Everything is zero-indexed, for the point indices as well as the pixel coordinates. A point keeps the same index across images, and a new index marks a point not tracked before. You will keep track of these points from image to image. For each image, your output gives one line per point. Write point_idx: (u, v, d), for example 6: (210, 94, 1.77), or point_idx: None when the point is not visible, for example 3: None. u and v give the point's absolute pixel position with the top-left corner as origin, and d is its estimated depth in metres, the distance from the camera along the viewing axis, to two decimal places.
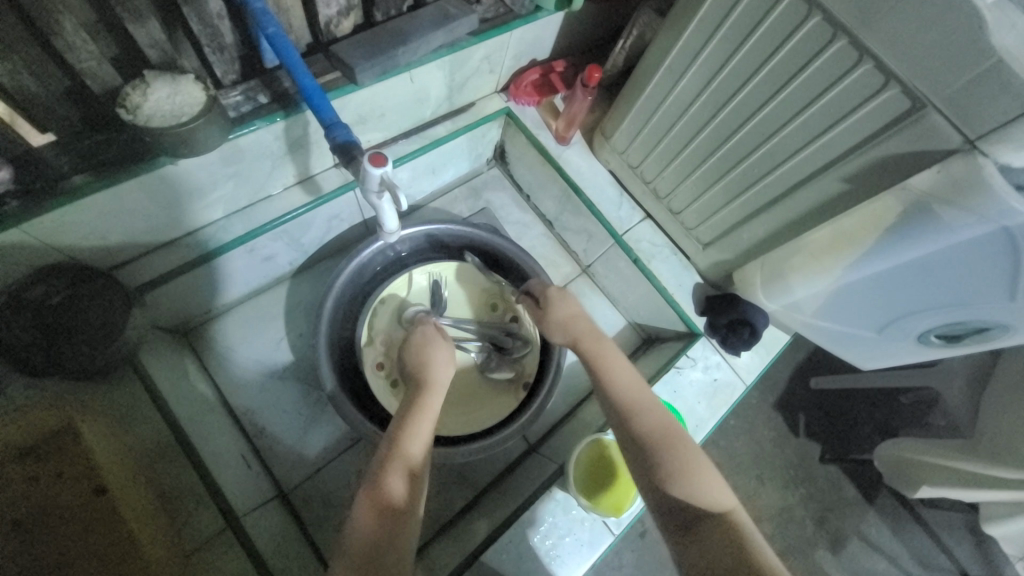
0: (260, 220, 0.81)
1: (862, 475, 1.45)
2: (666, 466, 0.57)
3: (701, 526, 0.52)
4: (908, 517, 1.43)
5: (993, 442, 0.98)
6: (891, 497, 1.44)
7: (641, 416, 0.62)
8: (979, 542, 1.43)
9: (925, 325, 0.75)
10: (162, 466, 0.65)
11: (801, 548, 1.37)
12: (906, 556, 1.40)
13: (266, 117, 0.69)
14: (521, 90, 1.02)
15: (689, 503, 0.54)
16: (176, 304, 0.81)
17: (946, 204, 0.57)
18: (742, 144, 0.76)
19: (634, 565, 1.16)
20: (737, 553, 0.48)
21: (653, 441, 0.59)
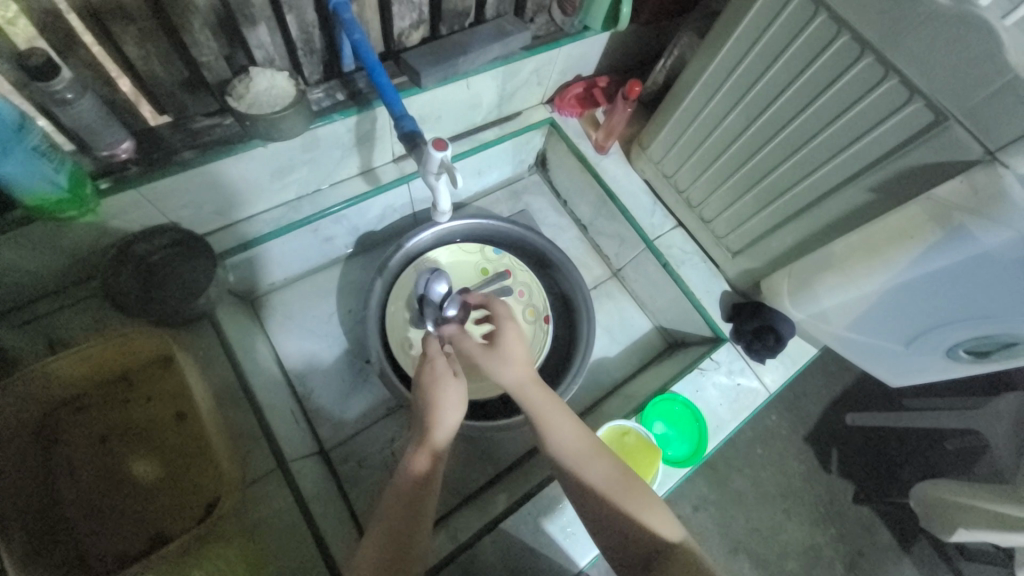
0: (325, 204, 0.92)
1: (896, 517, 1.40)
2: (620, 508, 0.58)
3: (666, 563, 0.52)
4: (945, 568, 1.36)
5: None
6: (928, 547, 1.37)
7: (595, 458, 0.61)
8: None
9: (953, 339, 0.76)
10: (230, 407, 0.73)
11: None
12: None
13: (341, 111, 0.79)
14: (565, 103, 1.09)
15: (650, 541, 0.55)
16: (248, 273, 0.91)
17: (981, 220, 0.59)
18: (771, 156, 0.81)
19: None
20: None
21: (607, 488, 0.59)
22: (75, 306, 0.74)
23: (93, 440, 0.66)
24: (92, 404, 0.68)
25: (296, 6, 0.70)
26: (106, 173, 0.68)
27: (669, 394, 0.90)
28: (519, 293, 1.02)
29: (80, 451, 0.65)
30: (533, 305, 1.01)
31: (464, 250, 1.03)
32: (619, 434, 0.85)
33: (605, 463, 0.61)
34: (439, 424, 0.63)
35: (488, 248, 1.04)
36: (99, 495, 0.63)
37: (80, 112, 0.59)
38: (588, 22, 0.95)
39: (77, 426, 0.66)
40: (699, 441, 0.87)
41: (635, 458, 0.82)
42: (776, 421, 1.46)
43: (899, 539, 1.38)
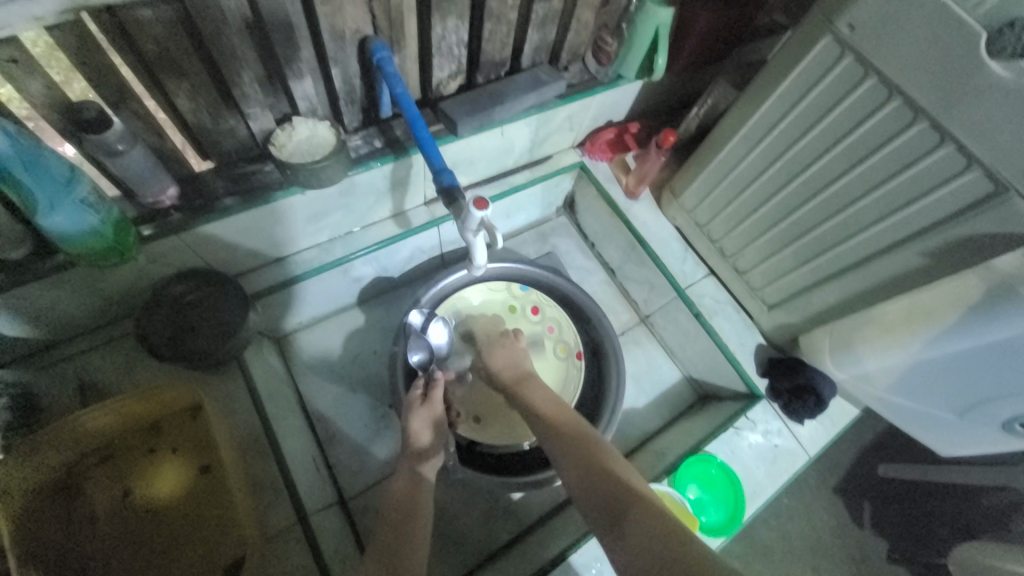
0: (356, 246, 0.92)
1: None
2: (588, 469, 0.65)
3: (625, 519, 0.57)
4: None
5: None
6: None
7: (567, 427, 0.72)
8: None
9: (1011, 413, 0.71)
10: (253, 457, 0.72)
11: None
12: None
13: (378, 159, 0.80)
14: (596, 147, 1.10)
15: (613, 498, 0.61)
16: (276, 313, 0.91)
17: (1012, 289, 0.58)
18: (813, 213, 0.78)
19: None
20: (652, 537, 0.53)
21: (578, 440, 0.69)
22: (106, 348, 0.75)
23: (116, 492, 0.65)
24: (116, 453, 0.67)
25: (341, 60, 0.71)
26: (148, 220, 0.69)
27: (703, 455, 0.86)
28: (549, 329, 1.00)
29: (105, 504, 0.64)
30: (564, 341, 1.00)
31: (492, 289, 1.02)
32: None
33: (575, 433, 0.71)
34: (420, 430, 0.77)
35: (516, 286, 1.02)
36: (117, 549, 0.62)
37: (129, 162, 0.61)
38: (623, 71, 0.96)
39: (99, 476, 0.65)
40: (735, 510, 0.82)
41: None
42: (806, 473, 1.39)
43: None
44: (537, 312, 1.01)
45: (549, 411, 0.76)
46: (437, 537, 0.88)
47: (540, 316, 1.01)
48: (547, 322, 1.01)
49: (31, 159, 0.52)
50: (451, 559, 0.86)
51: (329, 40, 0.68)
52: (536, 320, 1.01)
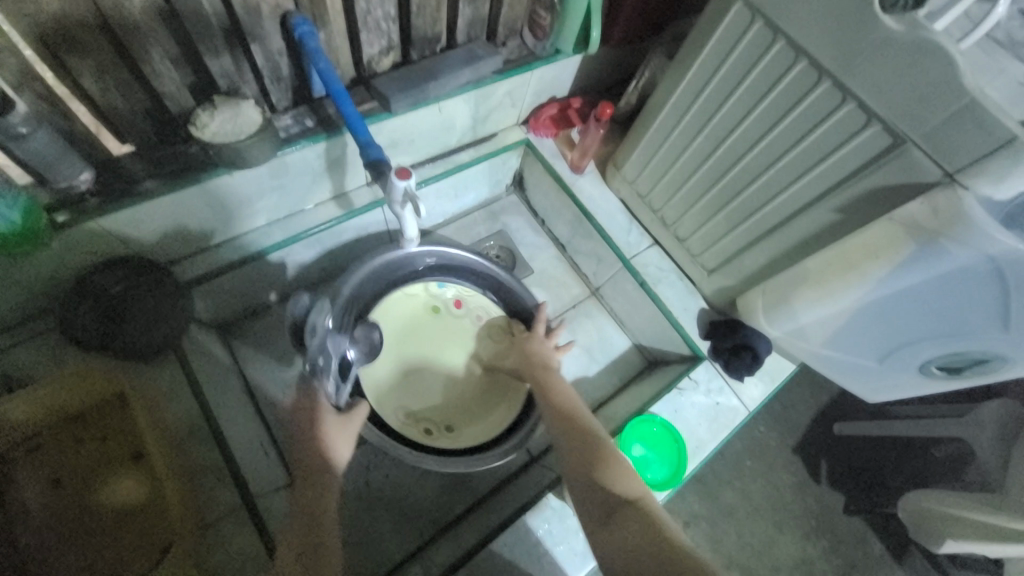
0: (295, 229, 0.90)
1: (887, 528, 1.39)
2: (594, 455, 0.66)
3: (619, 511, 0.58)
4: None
5: None
6: (920, 557, 1.36)
7: (580, 418, 0.73)
8: None
9: (925, 355, 0.76)
10: (192, 442, 0.71)
11: None
12: None
13: (309, 138, 0.79)
14: (540, 123, 1.10)
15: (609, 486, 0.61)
16: (219, 301, 0.90)
17: (945, 238, 0.60)
18: (739, 176, 0.81)
19: None
20: (645, 532, 0.54)
21: (581, 438, 0.69)
22: (30, 341, 0.72)
23: (45, 481, 0.64)
24: (45, 445, 0.65)
25: (260, 36, 0.70)
26: (64, 206, 0.67)
27: (646, 415, 0.90)
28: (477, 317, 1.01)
29: (33, 495, 0.63)
30: (494, 325, 1.01)
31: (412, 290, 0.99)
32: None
33: (581, 426, 0.71)
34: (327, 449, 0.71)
35: (434, 284, 1.00)
36: (49, 539, 0.61)
37: (33, 145, 0.58)
38: (560, 45, 0.96)
39: (28, 467, 0.64)
40: (677, 464, 0.86)
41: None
42: (764, 432, 1.45)
43: (891, 551, 1.37)
44: (461, 306, 1.01)
45: (560, 407, 0.75)
46: (395, 513, 0.89)
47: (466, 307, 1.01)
48: (473, 313, 1.01)
49: None
50: (410, 533, 0.88)
51: (243, 14, 0.66)
52: (462, 313, 1.01)
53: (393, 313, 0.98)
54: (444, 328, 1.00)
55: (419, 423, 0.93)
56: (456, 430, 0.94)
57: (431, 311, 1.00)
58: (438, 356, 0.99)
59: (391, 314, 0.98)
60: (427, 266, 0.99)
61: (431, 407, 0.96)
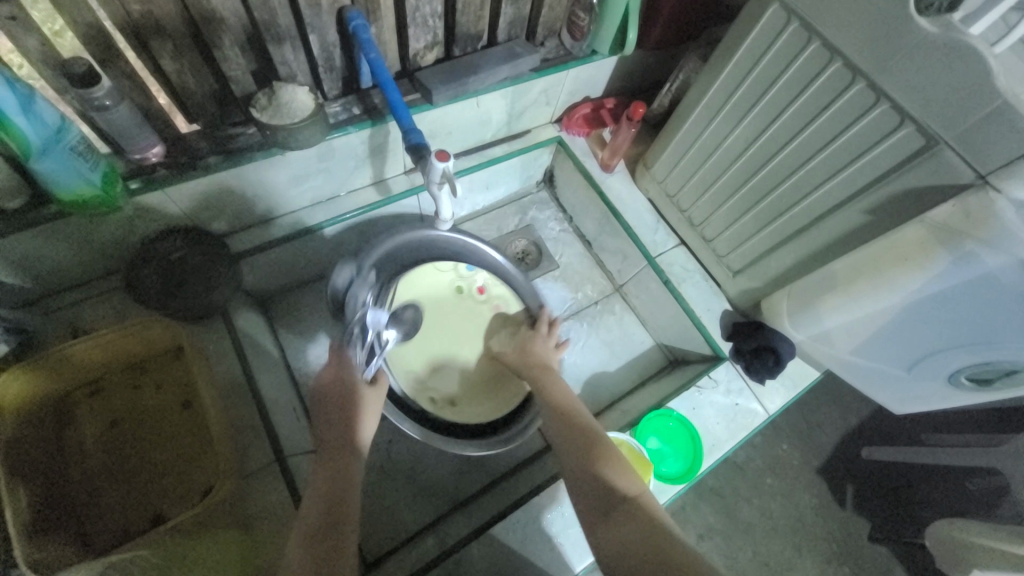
0: (337, 212, 0.96)
1: (913, 557, 1.34)
2: (594, 455, 0.64)
3: (617, 514, 0.57)
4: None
5: None
6: None
7: (579, 415, 0.71)
8: None
9: (953, 365, 0.75)
10: (233, 400, 0.77)
11: None
12: None
13: (355, 124, 0.84)
14: (572, 122, 1.13)
15: (610, 490, 0.60)
16: (264, 274, 0.96)
17: (980, 242, 0.59)
18: (768, 177, 0.82)
19: None
20: (643, 536, 0.53)
21: (580, 437, 0.67)
22: (96, 298, 0.79)
23: (105, 421, 0.72)
24: (107, 388, 0.73)
25: (319, 28, 0.75)
26: (136, 175, 0.73)
27: (663, 409, 0.91)
28: (496, 305, 0.97)
29: (93, 434, 0.70)
30: (513, 316, 0.97)
31: (435, 269, 0.94)
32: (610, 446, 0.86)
33: (581, 426, 0.69)
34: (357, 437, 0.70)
35: (459, 264, 0.96)
36: (102, 473, 0.68)
37: (115, 117, 0.65)
38: (597, 46, 1.00)
39: (90, 408, 0.72)
40: (692, 459, 0.87)
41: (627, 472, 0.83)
42: (786, 449, 1.42)
43: None
44: (484, 292, 0.97)
45: (558, 404, 0.74)
46: (413, 489, 0.92)
47: (485, 294, 0.97)
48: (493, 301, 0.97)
49: (29, 105, 0.57)
50: (427, 508, 0.92)
51: (305, 7, 0.72)
52: (482, 300, 0.96)
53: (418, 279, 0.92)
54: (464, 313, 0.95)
55: (425, 390, 0.90)
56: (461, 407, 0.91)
57: (454, 292, 0.95)
58: (454, 342, 0.94)
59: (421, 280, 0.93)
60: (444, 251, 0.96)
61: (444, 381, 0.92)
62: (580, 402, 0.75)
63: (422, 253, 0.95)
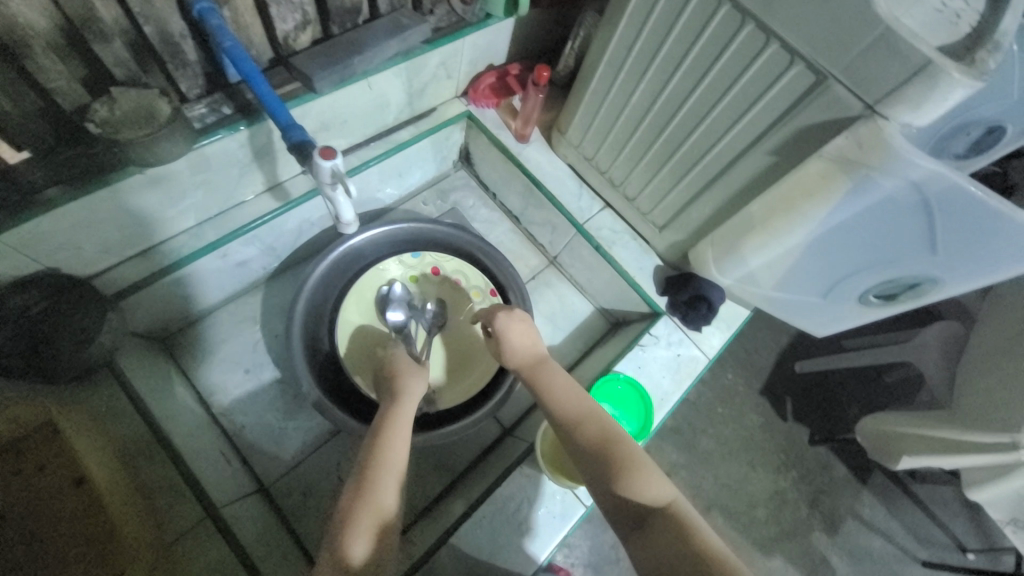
0: (230, 226, 0.85)
1: (852, 455, 1.48)
2: (616, 464, 0.61)
3: (650, 528, 0.56)
4: (900, 494, 1.45)
5: (976, 408, 0.99)
6: (882, 476, 1.46)
7: (591, 418, 0.66)
8: (976, 514, 1.44)
9: (862, 286, 0.80)
10: (142, 461, 0.68)
11: (797, 529, 1.40)
12: (901, 531, 1.42)
13: (228, 127, 0.73)
14: (480, 94, 1.07)
15: (637, 504, 0.58)
16: (150, 312, 0.85)
17: (873, 168, 0.62)
18: (677, 130, 0.82)
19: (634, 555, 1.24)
20: (683, 551, 0.52)
21: (598, 446, 0.64)
22: None
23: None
24: None
25: (154, 17, 0.63)
26: None
27: (610, 374, 0.92)
28: (455, 281, 1.02)
29: None
30: (477, 286, 1.02)
31: (380, 270, 0.99)
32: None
33: (598, 430, 0.65)
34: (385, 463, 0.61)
35: (406, 254, 1.01)
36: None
37: None
38: (489, 9, 0.93)
39: None
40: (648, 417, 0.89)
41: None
42: (733, 379, 1.51)
43: (855, 474, 1.46)
44: (439, 272, 1.02)
45: (567, 402, 0.68)
46: None
47: (442, 273, 1.02)
48: (451, 277, 1.02)
49: None
50: None
51: None
52: (440, 279, 1.02)
53: (373, 280, 0.98)
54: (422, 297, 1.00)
55: None
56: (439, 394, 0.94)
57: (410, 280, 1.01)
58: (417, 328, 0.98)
59: (375, 280, 0.98)
60: (381, 253, 1.00)
61: None
62: (585, 393, 0.70)
63: (371, 252, 0.99)
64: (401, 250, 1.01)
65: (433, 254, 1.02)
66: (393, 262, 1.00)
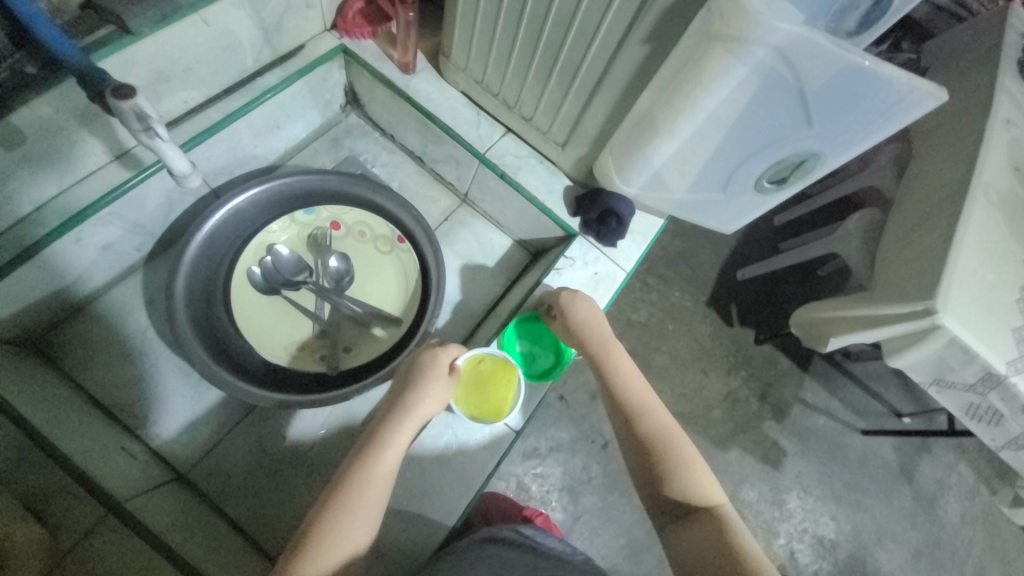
0: (75, 206, 0.75)
1: (792, 346, 1.55)
2: (669, 459, 0.70)
3: (696, 520, 0.65)
4: (837, 374, 1.55)
5: (889, 281, 1.03)
6: (822, 361, 1.55)
7: (655, 416, 0.74)
8: (908, 383, 1.58)
9: (755, 171, 0.80)
10: (23, 469, 0.61)
11: (750, 422, 1.48)
12: (843, 408, 1.53)
13: (33, 91, 0.63)
14: (350, 23, 0.97)
15: (685, 498, 0.67)
16: (8, 315, 0.76)
17: (745, 40, 0.59)
18: (551, 33, 0.76)
19: (602, 473, 1.29)
20: (720, 544, 0.61)
21: (653, 439, 0.72)
22: None
23: None
24: None
25: None
26: None
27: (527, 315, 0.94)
28: (359, 233, 0.97)
29: None
30: (381, 234, 0.97)
31: (271, 232, 0.92)
32: (473, 365, 0.84)
33: (659, 427, 0.73)
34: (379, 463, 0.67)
35: (298, 211, 0.94)
36: None
37: None
38: None
39: None
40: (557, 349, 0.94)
41: (495, 382, 0.84)
42: (680, 296, 1.55)
43: (797, 364, 1.54)
44: (339, 226, 0.97)
45: (632, 395, 0.77)
46: (301, 468, 0.89)
47: (342, 227, 0.97)
48: (354, 229, 0.97)
49: None
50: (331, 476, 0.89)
51: None
52: (342, 233, 0.97)
53: (265, 244, 0.92)
54: (323, 255, 0.95)
55: (315, 350, 0.91)
56: (355, 351, 0.91)
57: (309, 239, 0.95)
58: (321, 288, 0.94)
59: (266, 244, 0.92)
60: (268, 213, 0.92)
61: (328, 334, 0.92)
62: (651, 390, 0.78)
63: (259, 213, 0.91)
64: (291, 207, 0.94)
65: (329, 207, 0.96)
66: (284, 222, 0.93)
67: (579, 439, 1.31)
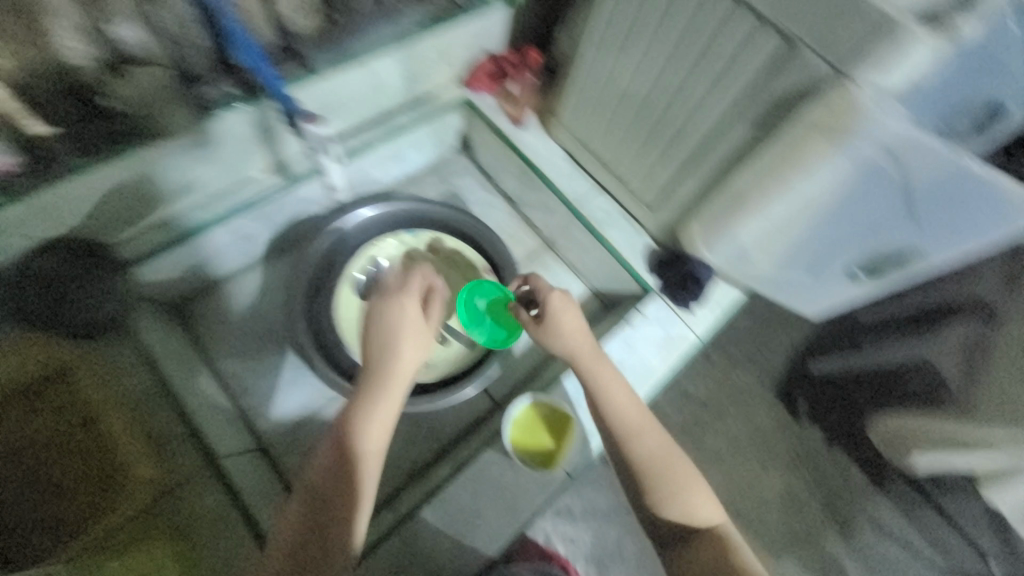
0: (237, 200, 0.91)
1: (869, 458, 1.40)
2: (668, 480, 0.69)
3: (695, 540, 0.67)
4: (922, 503, 1.37)
5: None
6: (902, 483, 1.38)
7: (649, 429, 0.72)
8: (1010, 539, 1.31)
9: (849, 259, 0.85)
10: (148, 412, 0.75)
11: (809, 533, 1.34)
12: (923, 543, 1.34)
13: (229, 105, 0.79)
14: (477, 80, 1.10)
15: (687, 521, 0.68)
16: (165, 280, 0.92)
17: (851, 134, 0.63)
18: (660, 106, 0.84)
19: (636, 556, 1.22)
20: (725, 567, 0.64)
21: (653, 460, 0.70)
22: None
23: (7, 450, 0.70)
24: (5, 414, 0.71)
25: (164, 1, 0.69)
26: None
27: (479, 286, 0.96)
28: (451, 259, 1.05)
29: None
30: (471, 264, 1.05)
31: (377, 245, 1.02)
32: (530, 410, 0.92)
33: (658, 443, 0.71)
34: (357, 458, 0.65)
35: (402, 232, 1.04)
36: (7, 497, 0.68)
37: None
38: None
39: None
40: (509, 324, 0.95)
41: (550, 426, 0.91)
42: (742, 378, 1.44)
43: (873, 482, 1.38)
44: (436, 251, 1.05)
45: (625, 411, 0.72)
46: None
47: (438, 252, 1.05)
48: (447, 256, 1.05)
49: None
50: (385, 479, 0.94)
51: None
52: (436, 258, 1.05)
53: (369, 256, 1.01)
54: None
55: None
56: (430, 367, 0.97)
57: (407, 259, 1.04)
58: None
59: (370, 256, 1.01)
60: (378, 229, 1.02)
61: None
62: (640, 402, 0.74)
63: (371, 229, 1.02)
64: (398, 228, 1.04)
65: (430, 233, 1.05)
66: (389, 239, 1.03)
67: (618, 509, 1.25)
